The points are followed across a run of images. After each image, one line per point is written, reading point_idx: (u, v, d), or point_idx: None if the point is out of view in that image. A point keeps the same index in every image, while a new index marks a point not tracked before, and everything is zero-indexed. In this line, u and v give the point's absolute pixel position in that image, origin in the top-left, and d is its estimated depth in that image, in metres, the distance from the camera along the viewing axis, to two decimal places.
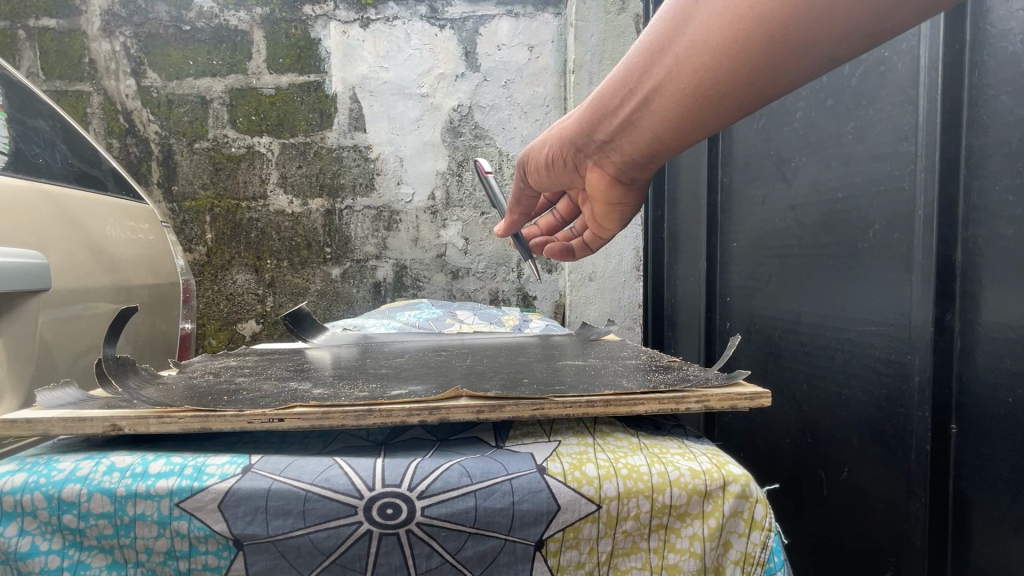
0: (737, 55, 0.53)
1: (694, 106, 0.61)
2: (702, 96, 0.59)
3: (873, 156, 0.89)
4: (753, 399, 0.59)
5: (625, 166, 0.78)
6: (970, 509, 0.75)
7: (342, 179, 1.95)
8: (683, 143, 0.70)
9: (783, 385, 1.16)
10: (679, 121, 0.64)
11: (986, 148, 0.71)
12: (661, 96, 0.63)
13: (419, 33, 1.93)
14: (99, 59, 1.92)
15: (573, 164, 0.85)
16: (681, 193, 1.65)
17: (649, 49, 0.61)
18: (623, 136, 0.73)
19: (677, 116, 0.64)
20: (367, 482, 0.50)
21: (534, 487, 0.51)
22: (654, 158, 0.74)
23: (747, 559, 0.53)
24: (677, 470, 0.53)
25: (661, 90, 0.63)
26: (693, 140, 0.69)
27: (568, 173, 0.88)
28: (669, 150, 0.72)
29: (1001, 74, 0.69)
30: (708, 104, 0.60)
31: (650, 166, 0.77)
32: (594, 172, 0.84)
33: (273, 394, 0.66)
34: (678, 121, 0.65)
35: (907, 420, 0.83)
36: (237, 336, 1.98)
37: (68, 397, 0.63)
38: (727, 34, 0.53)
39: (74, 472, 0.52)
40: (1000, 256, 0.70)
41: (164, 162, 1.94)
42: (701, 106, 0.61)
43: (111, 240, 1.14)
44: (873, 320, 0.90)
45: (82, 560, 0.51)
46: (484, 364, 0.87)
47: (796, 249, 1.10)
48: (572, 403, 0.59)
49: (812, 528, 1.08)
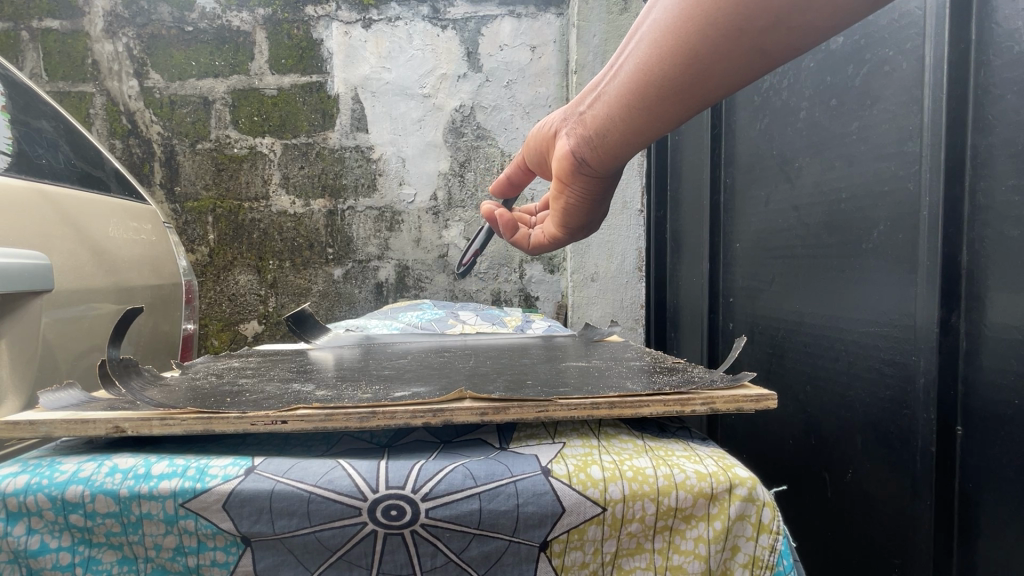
0: (699, 33, 0.51)
1: (655, 85, 0.57)
2: (664, 75, 0.56)
3: (878, 156, 0.88)
4: (759, 401, 0.59)
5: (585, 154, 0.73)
6: (976, 512, 0.74)
7: (344, 179, 1.96)
8: (642, 134, 0.64)
9: (786, 387, 1.16)
10: (637, 101, 0.60)
11: (993, 148, 0.71)
12: (625, 73, 0.61)
13: (421, 34, 1.93)
14: (101, 60, 1.92)
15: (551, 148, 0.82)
16: (684, 194, 1.65)
17: (634, 27, 0.60)
18: (589, 113, 0.69)
19: (637, 96, 0.60)
20: (372, 484, 0.50)
21: (539, 489, 0.51)
22: (607, 147, 0.68)
23: (755, 561, 0.52)
24: (683, 472, 0.53)
25: (629, 66, 0.60)
26: (653, 133, 0.64)
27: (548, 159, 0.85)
28: (623, 141, 0.66)
29: (1007, 74, 0.69)
30: (670, 86, 0.56)
31: (604, 160, 0.70)
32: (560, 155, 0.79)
33: (276, 395, 0.66)
34: (635, 103, 0.61)
35: (912, 422, 0.82)
36: (239, 337, 1.97)
37: (71, 398, 0.63)
38: (683, 13, 0.51)
39: (77, 473, 0.51)
40: (1007, 256, 0.69)
41: (167, 162, 1.94)
42: (658, 84, 0.57)
43: (113, 241, 1.14)
44: (878, 321, 0.89)
45: (92, 556, 0.51)
46: (488, 364, 0.87)
47: (800, 249, 1.10)
48: (577, 405, 0.58)
49: (817, 530, 1.07)
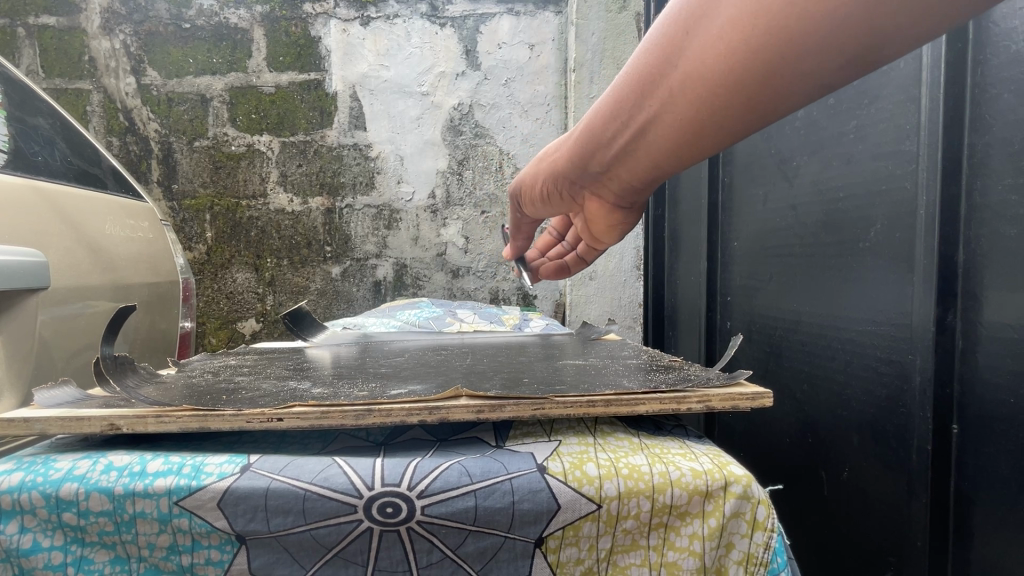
0: (742, 84, 0.42)
1: (703, 138, 0.50)
2: (712, 129, 0.48)
3: (875, 155, 0.89)
4: (755, 399, 0.59)
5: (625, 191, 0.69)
6: (970, 510, 0.75)
7: (343, 177, 1.95)
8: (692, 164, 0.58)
9: (783, 385, 1.16)
10: (684, 151, 0.53)
11: (990, 147, 0.71)
12: (657, 129, 0.52)
13: (419, 32, 1.93)
14: (98, 57, 1.91)
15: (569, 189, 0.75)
16: (682, 192, 1.65)
17: (642, 78, 0.49)
18: (619, 163, 0.62)
19: (677, 149, 0.53)
20: (367, 481, 0.50)
21: (534, 486, 0.51)
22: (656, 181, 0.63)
23: (749, 558, 0.52)
24: (678, 469, 0.53)
25: (659, 126, 0.51)
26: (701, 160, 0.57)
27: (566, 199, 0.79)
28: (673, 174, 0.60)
29: (1005, 73, 0.69)
30: (720, 135, 0.49)
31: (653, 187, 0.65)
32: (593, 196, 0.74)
33: (272, 393, 0.66)
34: (679, 152, 0.54)
35: (908, 420, 0.83)
36: (236, 335, 1.97)
37: (67, 395, 0.63)
38: (721, 71, 0.42)
39: (71, 471, 0.51)
40: (1003, 256, 0.69)
41: (164, 160, 1.94)
42: (707, 136, 0.50)
43: (109, 238, 1.13)
44: (875, 320, 0.89)
45: (85, 555, 0.51)
46: (485, 363, 0.87)
47: (797, 248, 1.10)
48: (574, 403, 0.58)
49: (813, 529, 1.07)
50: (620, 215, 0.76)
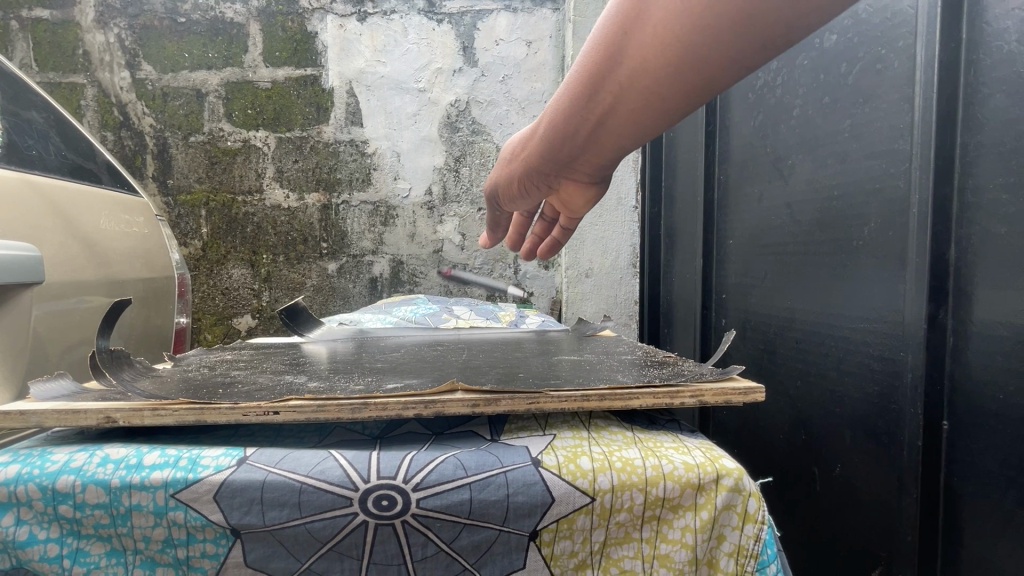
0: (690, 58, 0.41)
1: (666, 116, 0.48)
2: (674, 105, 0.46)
3: (869, 154, 0.89)
4: (747, 394, 0.60)
5: (597, 176, 0.63)
6: (959, 505, 0.76)
7: (339, 173, 1.95)
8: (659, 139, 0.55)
9: (777, 382, 1.17)
10: (651, 132, 0.51)
11: (981, 146, 0.72)
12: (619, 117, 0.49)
13: (416, 28, 1.93)
14: (93, 51, 1.90)
15: (541, 187, 0.69)
16: (678, 190, 1.65)
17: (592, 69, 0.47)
18: (586, 155, 0.58)
19: (642, 129, 0.50)
20: (362, 474, 0.50)
21: (529, 479, 0.51)
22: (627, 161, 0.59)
23: (741, 551, 0.53)
24: (671, 463, 0.54)
25: (619, 113, 0.49)
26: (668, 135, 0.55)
27: (537, 195, 0.72)
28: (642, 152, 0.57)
29: (997, 74, 0.70)
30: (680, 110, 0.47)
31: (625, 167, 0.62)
32: (566, 189, 0.67)
33: (268, 387, 0.66)
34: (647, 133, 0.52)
35: (899, 416, 0.84)
36: (232, 331, 1.97)
37: (62, 389, 0.63)
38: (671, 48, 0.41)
39: (68, 463, 0.51)
40: (994, 254, 0.70)
41: (159, 155, 1.93)
42: (671, 111, 0.47)
43: (104, 233, 1.13)
44: (868, 316, 0.90)
45: (81, 548, 0.51)
46: (481, 358, 0.88)
47: (792, 246, 1.10)
48: (568, 397, 0.59)
49: (805, 525, 1.08)
50: (598, 196, 0.68)
